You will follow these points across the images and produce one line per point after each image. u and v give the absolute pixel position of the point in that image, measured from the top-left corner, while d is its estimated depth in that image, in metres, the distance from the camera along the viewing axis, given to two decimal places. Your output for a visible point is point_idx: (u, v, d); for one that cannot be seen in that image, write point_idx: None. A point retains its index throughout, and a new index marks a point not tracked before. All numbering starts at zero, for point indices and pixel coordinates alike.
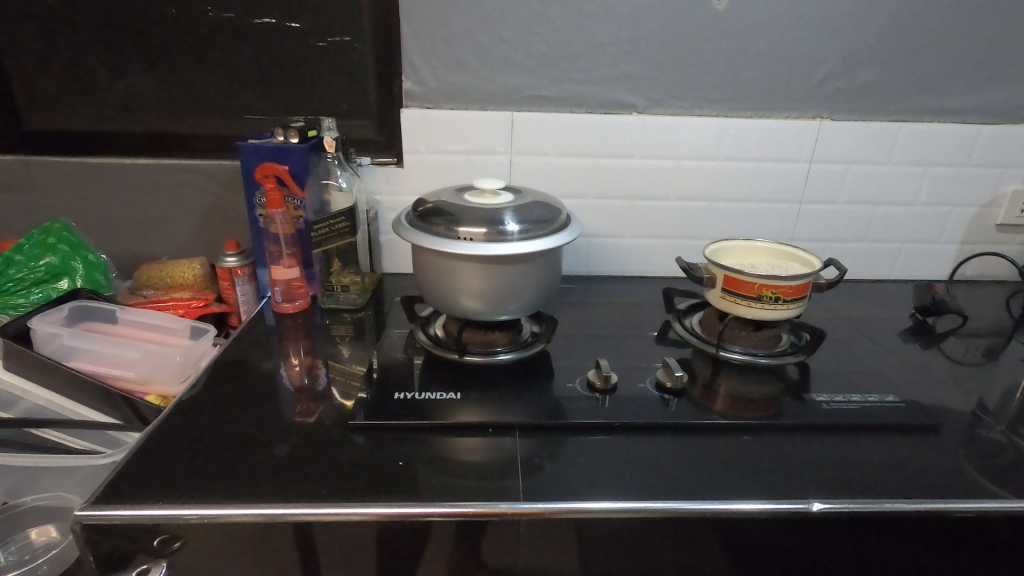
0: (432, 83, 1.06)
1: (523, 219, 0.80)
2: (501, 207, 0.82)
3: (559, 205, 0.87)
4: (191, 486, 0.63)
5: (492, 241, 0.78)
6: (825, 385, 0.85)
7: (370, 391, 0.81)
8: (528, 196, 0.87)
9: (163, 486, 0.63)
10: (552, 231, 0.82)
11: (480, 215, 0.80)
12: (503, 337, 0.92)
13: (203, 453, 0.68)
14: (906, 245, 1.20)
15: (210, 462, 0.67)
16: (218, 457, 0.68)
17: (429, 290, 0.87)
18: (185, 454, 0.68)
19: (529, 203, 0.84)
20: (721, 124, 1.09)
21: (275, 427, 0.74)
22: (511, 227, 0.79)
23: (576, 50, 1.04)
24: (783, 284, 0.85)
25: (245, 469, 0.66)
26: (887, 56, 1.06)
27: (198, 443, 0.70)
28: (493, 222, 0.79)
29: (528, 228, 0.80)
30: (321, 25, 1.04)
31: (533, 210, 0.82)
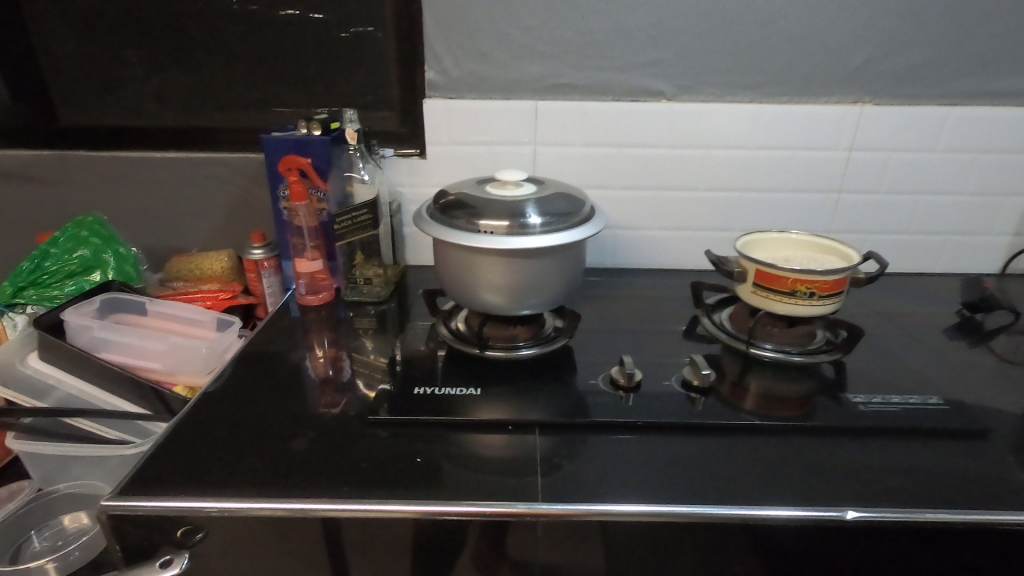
0: (455, 73, 1.04)
1: (545, 212, 0.78)
2: (523, 199, 0.80)
3: (583, 197, 0.85)
4: (212, 479, 0.64)
5: (513, 234, 0.77)
6: (862, 385, 0.81)
7: (393, 383, 0.81)
8: (551, 187, 0.85)
9: (186, 478, 0.64)
10: (575, 224, 0.80)
11: (501, 208, 0.79)
12: (526, 332, 0.90)
13: (227, 445, 0.69)
14: (954, 236, 1.14)
15: (231, 455, 0.67)
16: (240, 449, 0.68)
17: (450, 283, 0.86)
18: (209, 446, 0.69)
19: (552, 195, 0.82)
20: (755, 111, 1.05)
21: (297, 420, 0.74)
22: (533, 220, 0.77)
23: (602, 36, 1.01)
24: (818, 278, 0.82)
25: (266, 462, 0.66)
26: (935, 36, 1.00)
27: (223, 435, 0.71)
28: (514, 214, 0.78)
29: (551, 221, 0.78)
30: (343, 16, 1.03)
31: (555, 203, 0.80)
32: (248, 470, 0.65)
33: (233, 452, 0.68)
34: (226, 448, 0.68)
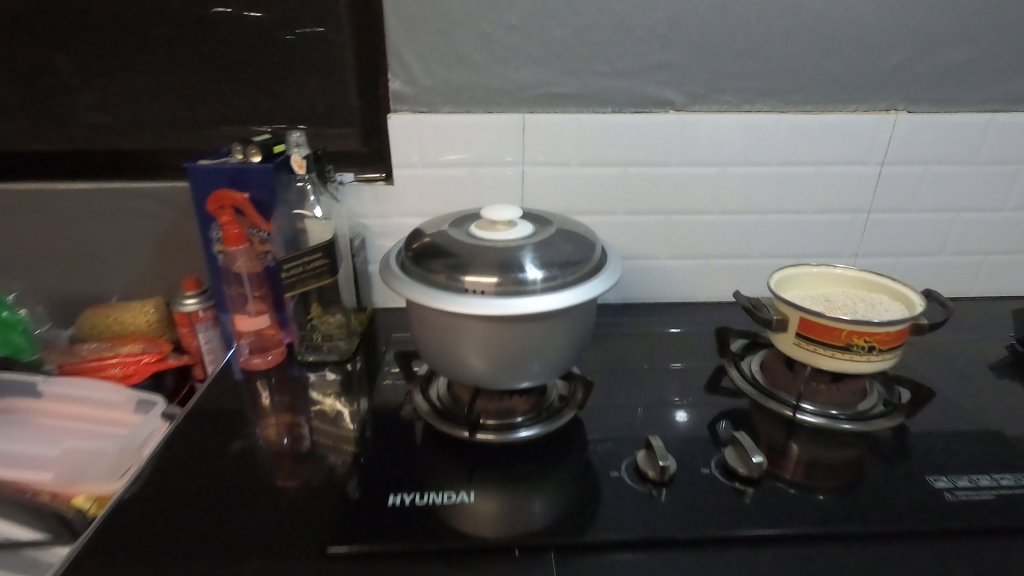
0: (425, 82, 0.87)
1: (547, 262, 0.62)
2: (518, 245, 0.64)
3: (590, 238, 0.69)
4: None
5: (507, 293, 0.60)
6: (935, 458, 0.67)
7: (366, 451, 0.69)
8: (551, 227, 0.69)
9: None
10: (584, 275, 0.64)
11: (492, 258, 0.62)
12: (525, 404, 0.73)
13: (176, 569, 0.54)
14: (993, 256, 1.02)
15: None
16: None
17: (429, 349, 0.69)
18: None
19: (553, 238, 0.66)
20: (777, 122, 0.90)
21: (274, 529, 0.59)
22: (532, 274, 0.61)
23: (600, 36, 0.85)
24: (880, 330, 0.67)
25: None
26: (980, 33, 0.87)
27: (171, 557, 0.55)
28: (508, 266, 0.61)
29: (554, 274, 0.62)
30: (286, 14, 0.85)
31: (559, 249, 0.65)
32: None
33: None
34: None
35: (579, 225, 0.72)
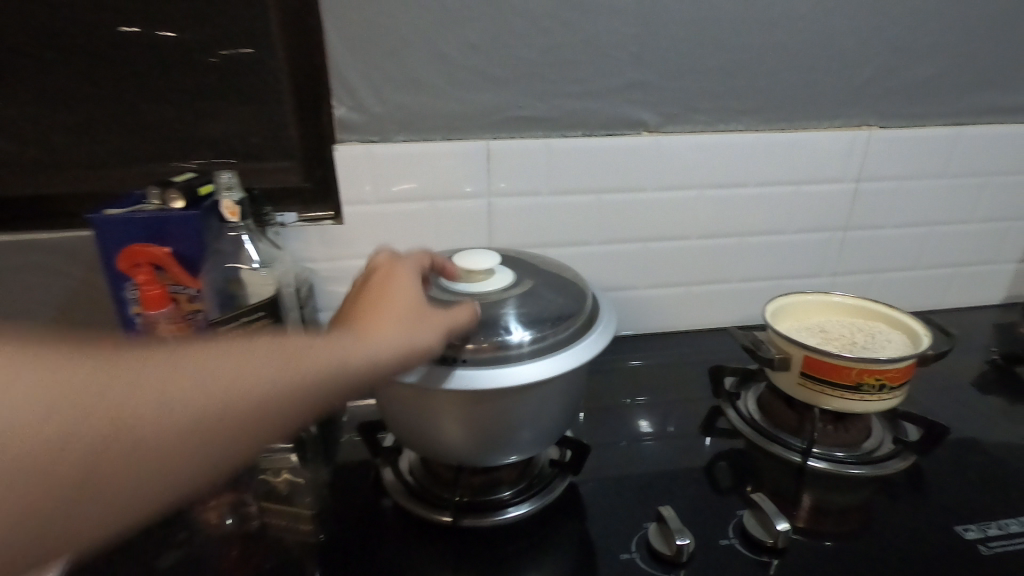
0: (376, 108, 0.77)
1: (532, 320, 0.56)
2: (498, 302, 0.58)
3: (575, 286, 0.63)
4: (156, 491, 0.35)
5: (491, 360, 0.54)
6: (954, 503, 0.64)
7: (324, 530, 0.62)
8: (531, 277, 0.63)
9: (90, 517, 0.34)
10: (573, 331, 0.57)
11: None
12: (512, 474, 0.66)
13: (191, 430, 0.36)
14: (961, 268, 1.02)
15: (201, 422, 0.36)
16: (221, 402, 0.37)
17: (400, 426, 0.60)
18: (151, 447, 0.35)
19: (535, 291, 0.60)
20: (754, 141, 0.86)
21: (338, 398, 0.43)
22: (516, 335, 0.55)
23: (568, 54, 0.77)
24: (890, 368, 0.64)
25: (268, 445, 0.39)
26: (948, 46, 0.85)
27: (195, 396, 0.36)
28: (488, 329, 0.55)
29: (541, 333, 0.56)
30: (208, 34, 0.73)
31: (543, 304, 0.58)
32: (233, 453, 0.38)
33: (205, 437, 0.36)
34: (186, 444, 0.36)
35: (563, 271, 0.66)
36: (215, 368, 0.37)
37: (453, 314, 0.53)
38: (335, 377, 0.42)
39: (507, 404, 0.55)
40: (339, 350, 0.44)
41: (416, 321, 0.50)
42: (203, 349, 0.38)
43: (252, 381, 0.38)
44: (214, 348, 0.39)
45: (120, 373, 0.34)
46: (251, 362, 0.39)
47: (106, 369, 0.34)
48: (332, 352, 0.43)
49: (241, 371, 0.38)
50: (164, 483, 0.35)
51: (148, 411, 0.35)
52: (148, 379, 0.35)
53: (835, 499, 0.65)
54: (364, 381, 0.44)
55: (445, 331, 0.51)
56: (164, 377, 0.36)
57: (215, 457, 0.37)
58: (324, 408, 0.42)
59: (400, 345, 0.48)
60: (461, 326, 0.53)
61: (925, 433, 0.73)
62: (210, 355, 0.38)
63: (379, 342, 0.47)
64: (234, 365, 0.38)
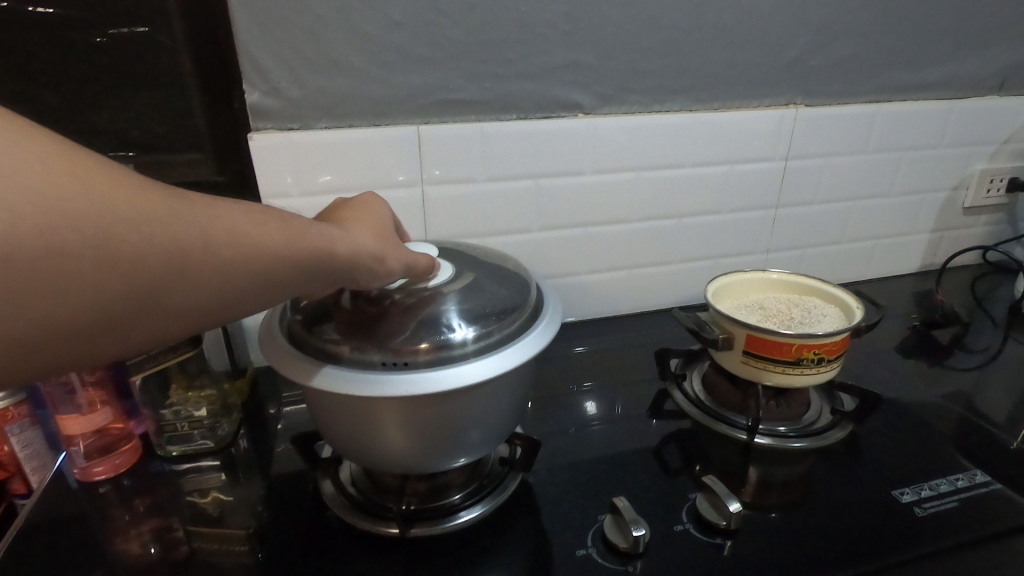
0: (293, 92, 0.71)
1: (469, 317, 0.53)
2: (434, 298, 0.54)
3: (520, 280, 0.60)
4: (115, 306, 0.30)
5: (423, 360, 0.51)
6: (888, 468, 0.66)
7: (262, 550, 0.57)
8: (472, 270, 0.59)
9: (62, 287, 0.28)
10: (514, 327, 0.54)
11: (402, 317, 0.52)
12: (460, 476, 0.63)
13: (165, 274, 0.32)
14: (881, 241, 1.07)
15: (177, 266, 0.32)
16: (199, 243, 0.33)
17: (338, 437, 0.56)
18: (129, 270, 0.30)
19: (475, 285, 0.57)
20: (688, 121, 0.86)
21: (301, 283, 0.40)
22: (452, 333, 0.52)
23: (499, 33, 0.74)
24: (828, 341, 0.65)
25: (223, 302, 0.35)
26: (865, 26, 0.88)
27: (178, 242, 0.32)
28: (422, 327, 0.52)
29: (479, 329, 0.52)
30: (91, 9, 0.64)
31: (483, 299, 0.55)
32: (193, 304, 0.34)
33: (175, 283, 0.32)
34: (159, 286, 0.32)
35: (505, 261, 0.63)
36: (204, 220, 0.33)
37: (413, 255, 0.53)
38: (309, 257, 0.40)
39: (452, 406, 0.52)
40: (317, 234, 0.41)
41: (388, 243, 0.50)
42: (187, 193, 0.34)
43: (229, 237, 0.34)
44: (196, 198, 0.34)
45: (108, 183, 0.29)
46: (233, 218, 0.35)
47: (97, 179, 0.29)
48: (306, 230, 0.40)
49: (224, 221, 0.34)
50: (126, 303, 0.31)
51: (139, 229, 0.30)
52: (142, 205, 0.30)
53: (780, 471, 0.66)
54: (332, 266, 0.42)
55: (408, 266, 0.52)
56: (160, 212, 0.31)
57: (174, 305, 0.33)
58: (285, 286, 0.39)
59: (373, 256, 0.47)
60: (421, 269, 0.54)
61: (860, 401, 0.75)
62: (191, 201, 0.33)
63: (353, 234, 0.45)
64: (219, 220, 0.34)
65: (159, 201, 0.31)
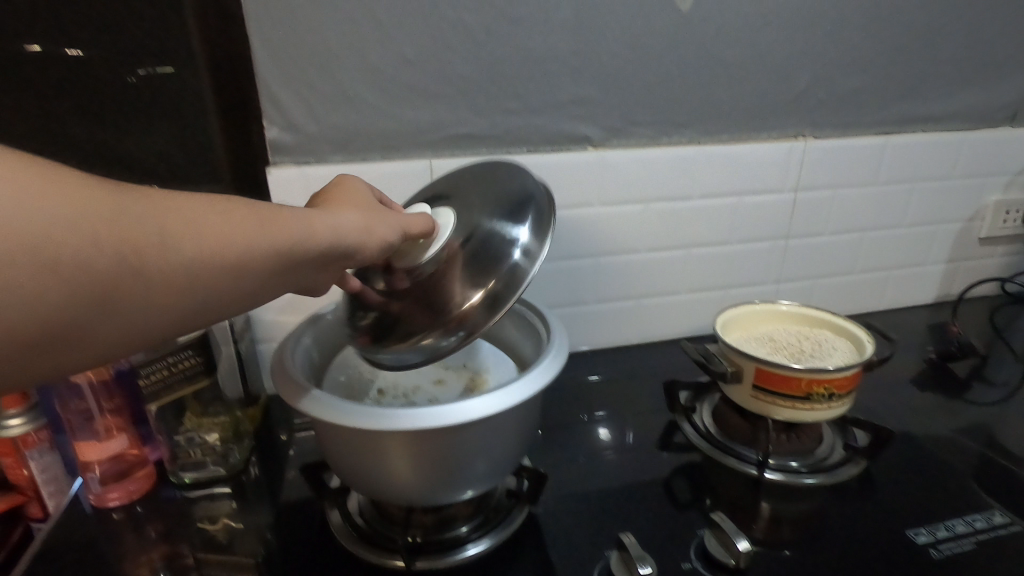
0: (309, 127, 0.74)
1: (494, 252, 0.54)
2: (453, 251, 0.55)
3: (517, 178, 0.60)
4: (67, 310, 0.32)
5: (474, 321, 0.53)
6: (903, 507, 0.65)
7: None
8: (474, 199, 0.60)
9: (8, 294, 0.29)
10: (531, 237, 0.55)
11: (436, 290, 0.54)
12: (466, 508, 0.63)
13: (115, 272, 0.33)
14: (894, 271, 1.06)
15: (125, 266, 0.33)
16: (150, 241, 0.34)
17: (346, 470, 0.57)
18: (75, 272, 0.31)
19: (482, 216, 0.57)
20: (696, 154, 0.87)
21: (268, 278, 0.41)
22: (485, 279, 0.53)
23: (509, 70, 0.76)
24: (837, 376, 0.65)
25: (183, 300, 0.36)
26: (872, 60, 0.88)
27: (133, 240, 0.33)
28: (459, 288, 0.53)
29: (509, 258, 0.54)
30: (119, 50, 0.66)
31: (494, 225, 0.56)
32: (150, 304, 0.35)
33: (127, 282, 0.33)
34: (110, 287, 0.33)
35: (517, 182, 0.60)
36: (152, 219, 0.34)
37: (407, 220, 0.53)
38: (274, 250, 0.41)
39: (457, 439, 0.52)
40: (288, 219, 0.42)
41: (374, 217, 0.50)
42: (141, 192, 0.35)
43: (182, 234, 0.35)
44: (148, 196, 0.35)
45: (51, 188, 0.30)
46: (188, 214, 0.36)
47: (41, 184, 0.30)
48: (273, 221, 0.41)
49: (175, 219, 0.35)
50: (78, 309, 0.32)
51: (81, 231, 0.31)
52: (95, 215, 0.32)
53: (791, 508, 0.65)
54: (302, 257, 0.43)
55: (403, 230, 0.52)
56: (105, 213, 0.32)
57: (129, 306, 0.34)
58: (251, 282, 0.40)
59: (355, 238, 0.47)
60: (416, 232, 0.54)
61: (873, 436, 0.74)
62: (142, 200, 0.34)
63: (329, 222, 0.45)
64: (171, 218, 0.35)
65: (104, 203, 0.32)
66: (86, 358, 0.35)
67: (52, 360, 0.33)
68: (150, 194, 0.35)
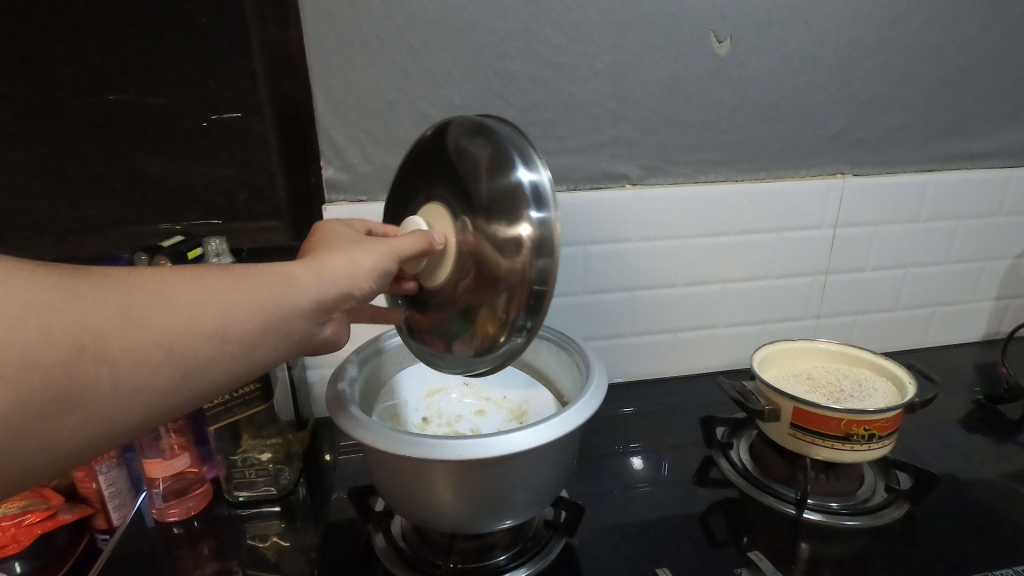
0: (362, 167, 0.79)
1: (503, 216, 0.50)
2: (473, 242, 0.53)
3: (476, 125, 0.55)
4: (26, 411, 0.32)
5: (536, 290, 0.50)
6: (950, 554, 0.64)
7: None
8: (452, 172, 0.55)
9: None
10: (521, 170, 0.50)
11: (483, 284, 0.52)
12: (505, 537, 0.65)
13: (73, 361, 0.33)
14: (940, 307, 1.04)
15: (83, 354, 0.33)
16: (108, 323, 0.34)
17: (391, 495, 0.60)
18: (22, 370, 0.31)
19: (469, 188, 0.53)
20: (733, 191, 0.88)
21: (255, 338, 0.40)
22: (511, 247, 0.50)
23: (551, 113, 0.80)
24: (878, 418, 0.65)
25: (159, 376, 0.36)
26: (912, 99, 0.89)
27: (82, 326, 0.33)
28: (498, 269, 0.51)
29: (523, 208, 0.49)
30: (195, 97, 0.72)
31: (484, 187, 0.51)
32: (120, 387, 0.35)
33: (86, 370, 0.33)
34: (68, 378, 0.33)
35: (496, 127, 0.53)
36: (110, 300, 0.34)
37: (395, 245, 0.50)
38: (258, 307, 0.40)
39: (498, 470, 0.55)
40: (273, 274, 0.42)
41: (365, 250, 0.49)
42: (98, 278, 0.35)
43: (148, 309, 0.35)
44: (109, 277, 0.36)
45: None
46: (153, 290, 0.36)
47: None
48: (252, 278, 0.41)
49: (137, 295, 0.35)
50: (31, 407, 0.32)
51: (26, 327, 0.31)
52: (40, 307, 0.32)
53: (829, 549, 0.65)
54: (292, 310, 0.42)
55: (394, 254, 0.50)
56: (58, 303, 0.33)
57: (96, 393, 0.34)
58: (234, 347, 0.39)
59: (349, 282, 0.46)
60: (411, 251, 0.51)
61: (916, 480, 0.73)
62: (100, 283, 0.35)
63: (316, 269, 0.45)
64: (134, 293, 0.35)
65: (57, 293, 0.33)
66: (64, 453, 0.35)
67: (25, 462, 0.33)
68: (111, 276, 0.36)
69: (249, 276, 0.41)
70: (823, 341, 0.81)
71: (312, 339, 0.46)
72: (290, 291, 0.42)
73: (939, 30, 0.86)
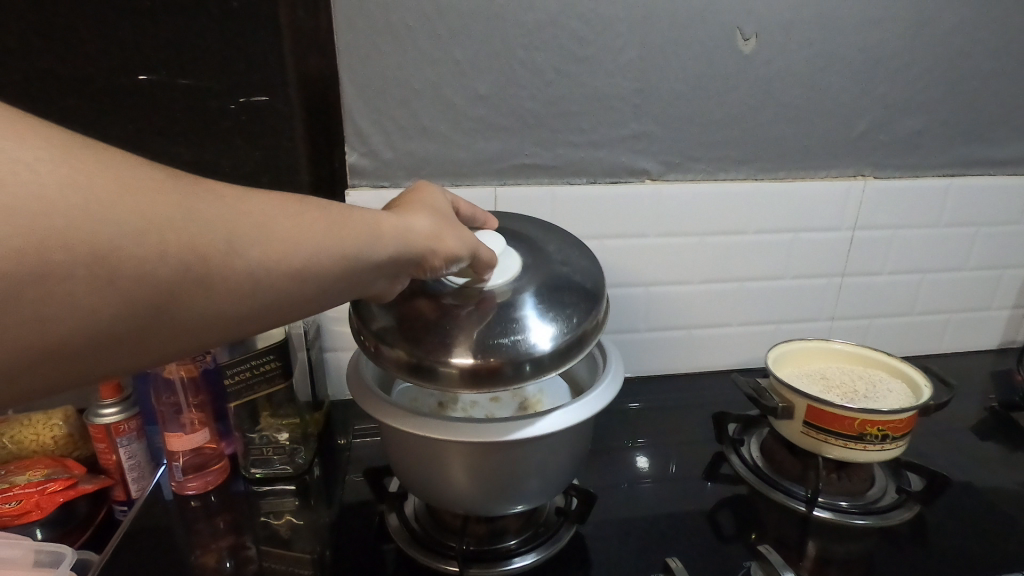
0: (385, 154, 0.80)
1: (512, 330, 0.53)
2: (484, 308, 0.54)
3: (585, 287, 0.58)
4: (129, 322, 0.32)
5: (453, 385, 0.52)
6: (962, 559, 0.64)
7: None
8: (544, 269, 0.59)
9: (70, 307, 0.29)
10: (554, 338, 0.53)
11: (439, 328, 0.53)
12: (517, 521, 0.66)
13: (179, 281, 0.33)
14: (956, 314, 1.04)
15: (190, 274, 0.33)
16: (215, 249, 0.34)
17: (410, 475, 0.60)
18: (139, 282, 0.31)
19: (537, 280, 0.57)
20: (753, 189, 0.88)
21: (331, 284, 0.41)
22: (481, 345, 0.52)
23: (574, 106, 0.80)
24: (892, 419, 0.65)
25: (241, 306, 0.37)
26: (936, 103, 0.89)
27: (194, 248, 0.33)
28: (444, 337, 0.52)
29: (524, 341, 0.52)
30: (225, 80, 0.72)
31: (534, 306, 0.55)
32: (212, 311, 0.35)
33: (188, 291, 0.34)
34: (172, 296, 0.33)
35: (573, 299, 0.56)
36: (221, 226, 0.35)
37: (477, 245, 0.53)
38: (343, 253, 0.41)
39: (517, 453, 0.55)
40: (360, 218, 0.43)
41: (446, 226, 0.51)
42: (212, 198, 0.35)
43: (249, 241, 0.36)
44: (220, 200, 0.36)
45: (122, 200, 0.31)
46: (256, 221, 0.37)
47: (115, 193, 0.31)
48: (344, 223, 0.42)
49: (241, 225, 0.36)
50: (134, 318, 0.32)
51: (146, 241, 0.31)
52: (159, 221, 0.32)
53: (838, 548, 0.65)
54: (370, 260, 0.43)
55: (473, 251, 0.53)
56: (178, 222, 0.33)
57: (191, 313, 0.35)
58: (312, 288, 0.40)
59: (427, 247, 0.48)
60: (481, 262, 0.54)
61: (927, 482, 0.73)
62: (214, 204, 0.35)
63: (397, 224, 0.46)
64: (240, 223, 0.36)
65: (176, 211, 0.33)
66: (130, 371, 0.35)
67: (113, 369, 0.34)
68: (223, 198, 0.36)
69: (340, 221, 0.42)
70: (841, 343, 0.81)
71: (371, 291, 0.47)
72: (374, 242, 0.43)
73: (968, 34, 0.85)
